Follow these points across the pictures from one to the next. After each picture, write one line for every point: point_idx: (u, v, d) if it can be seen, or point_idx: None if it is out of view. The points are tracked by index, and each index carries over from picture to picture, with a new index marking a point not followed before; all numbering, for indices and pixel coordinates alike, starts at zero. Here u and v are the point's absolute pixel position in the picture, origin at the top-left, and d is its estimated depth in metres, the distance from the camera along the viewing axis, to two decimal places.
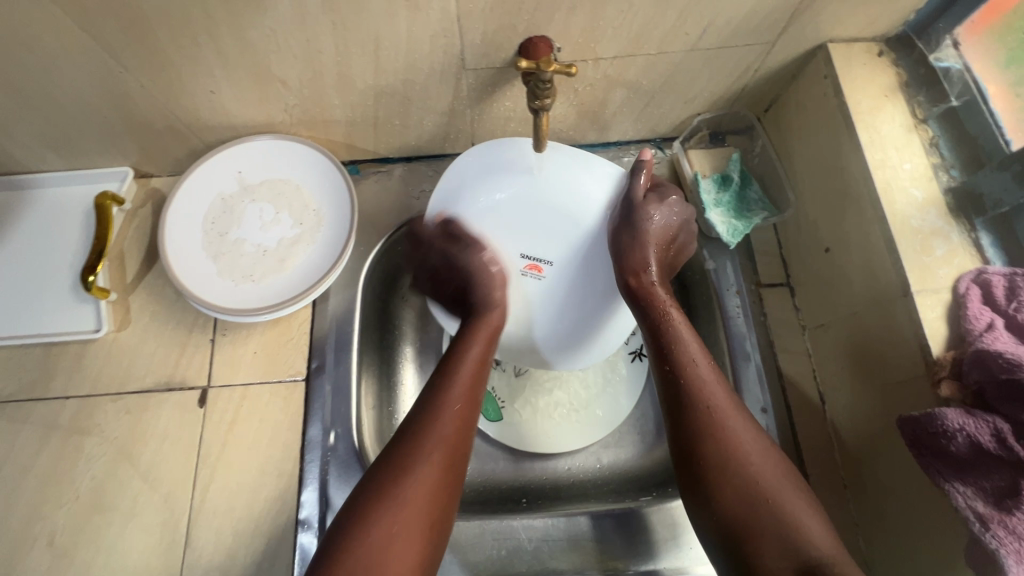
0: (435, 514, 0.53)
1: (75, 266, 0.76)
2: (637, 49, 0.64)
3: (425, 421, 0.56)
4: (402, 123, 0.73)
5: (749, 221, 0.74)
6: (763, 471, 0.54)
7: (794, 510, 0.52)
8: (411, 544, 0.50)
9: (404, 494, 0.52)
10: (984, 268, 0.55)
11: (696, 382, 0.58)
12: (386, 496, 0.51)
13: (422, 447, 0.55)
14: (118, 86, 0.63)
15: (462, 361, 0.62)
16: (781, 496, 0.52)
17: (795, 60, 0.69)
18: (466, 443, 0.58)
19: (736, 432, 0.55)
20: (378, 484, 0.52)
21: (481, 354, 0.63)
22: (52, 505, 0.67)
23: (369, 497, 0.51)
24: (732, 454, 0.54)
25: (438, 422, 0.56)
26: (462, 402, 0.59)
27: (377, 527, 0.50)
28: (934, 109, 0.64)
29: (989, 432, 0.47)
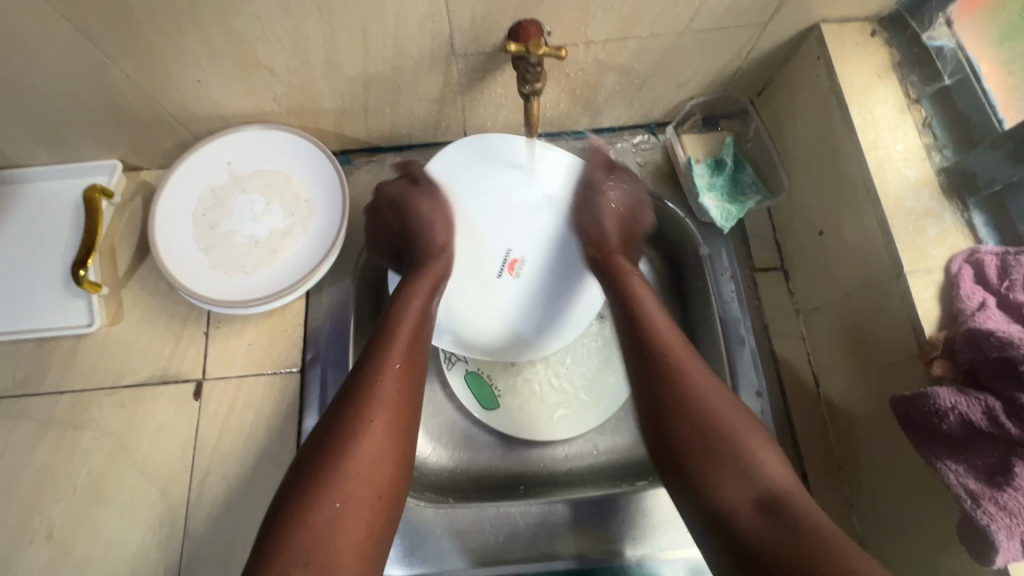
0: (390, 477, 0.51)
1: (66, 260, 0.75)
2: (629, 32, 0.63)
3: (366, 385, 0.54)
4: (392, 111, 0.73)
5: (743, 205, 0.74)
6: (719, 410, 0.54)
7: (735, 433, 0.53)
8: (360, 512, 0.48)
9: (352, 460, 0.49)
10: (977, 248, 0.55)
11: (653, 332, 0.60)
12: (327, 465, 0.49)
13: (365, 411, 0.52)
14: (103, 77, 0.62)
15: (401, 315, 0.60)
16: (744, 437, 0.53)
17: (787, 42, 0.68)
18: (415, 402, 0.56)
19: (688, 373, 0.57)
20: (321, 450, 0.50)
21: (420, 309, 0.62)
22: (49, 500, 0.67)
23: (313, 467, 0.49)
24: (687, 403, 0.55)
25: (378, 383, 0.54)
26: (405, 367, 0.57)
27: (318, 505, 0.47)
28: (927, 88, 0.64)
29: (981, 410, 0.48)
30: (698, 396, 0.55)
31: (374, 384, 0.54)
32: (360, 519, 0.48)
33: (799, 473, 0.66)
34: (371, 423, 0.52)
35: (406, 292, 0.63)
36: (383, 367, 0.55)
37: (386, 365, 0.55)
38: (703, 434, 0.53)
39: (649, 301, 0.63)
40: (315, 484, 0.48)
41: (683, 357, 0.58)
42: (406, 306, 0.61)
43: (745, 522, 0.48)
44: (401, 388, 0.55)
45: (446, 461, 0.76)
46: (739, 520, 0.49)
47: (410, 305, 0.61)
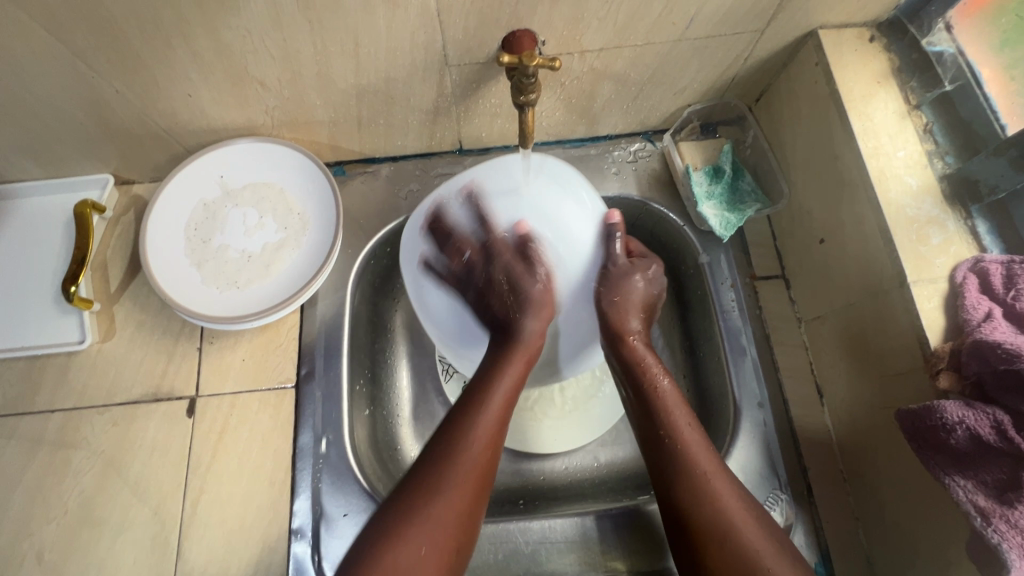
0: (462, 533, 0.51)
1: (58, 277, 0.74)
2: (624, 41, 0.62)
3: (446, 445, 0.55)
4: (386, 122, 0.72)
5: (743, 213, 0.73)
6: (705, 472, 0.55)
7: (717, 501, 0.53)
8: (431, 565, 0.49)
9: (427, 515, 0.50)
10: (981, 257, 0.54)
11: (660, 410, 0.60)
12: (404, 521, 0.50)
13: (444, 466, 0.53)
14: (92, 92, 0.62)
15: (498, 383, 0.60)
16: (721, 500, 0.53)
17: (785, 48, 0.67)
18: (494, 464, 0.56)
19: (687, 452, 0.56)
20: (402, 505, 0.51)
21: (515, 381, 0.61)
22: (40, 522, 0.65)
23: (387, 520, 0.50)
24: (677, 460, 0.56)
25: (467, 442, 0.55)
26: (491, 436, 0.57)
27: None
28: (927, 94, 0.63)
29: (989, 424, 0.46)
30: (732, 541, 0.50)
31: (460, 444, 0.55)
32: None
33: (804, 486, 0.65)
34: (451, 479, 0.52)
35: (495, 365, 0.62)
36: (473, 428, 0.56)
37: (473, 442, 0.55)
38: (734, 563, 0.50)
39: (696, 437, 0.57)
40: (393, 537, 0.49)
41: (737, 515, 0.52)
42: (501, 379, 0.61)
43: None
44: (482, 474, 0.55)
45: None
46: None
47: (508, 373, 0.61)
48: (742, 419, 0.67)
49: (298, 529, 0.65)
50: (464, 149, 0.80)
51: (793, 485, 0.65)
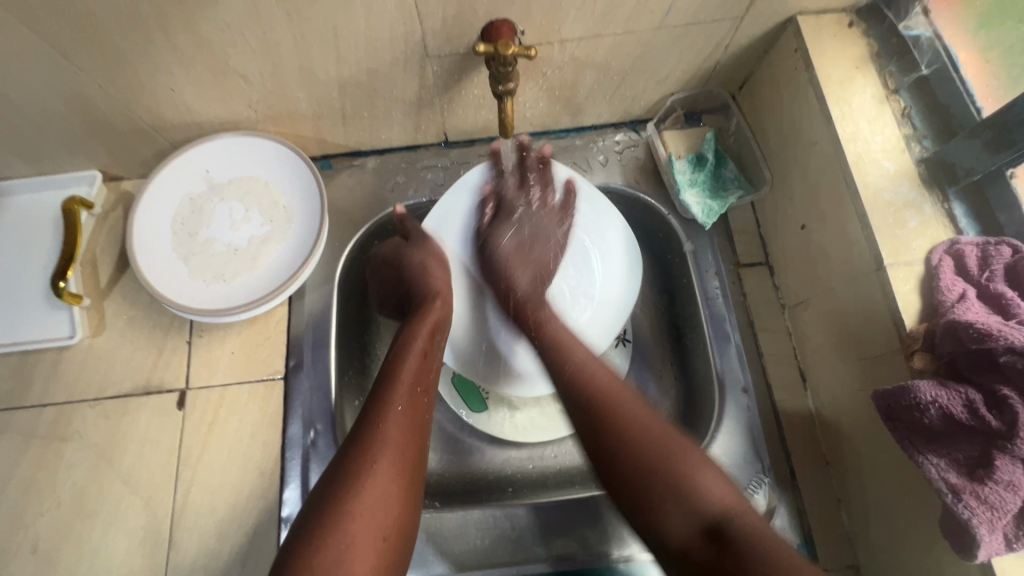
0: (395, 519, 0.52)
1: (47, 272, 0.75)
2: (603, 30, 0.62)
3: (370, 430, 0.55)
4: (370, 115, 0.72)
5: (725, 200, 0.74)
6: (660, 437, 0.53)
7: (688, 459, 0.52)
8: (368, 555, 0.49)
9: (358, 507, 0.50)
10: (957, 239, 0.55)
11: (580, 382, 0.58)
12: (337, 509, 0.50)
13: (369, 457, 0.53)
14: (75, 87, 0.62)
15: (406, 357, 0.62)
16: (687, 457, 0.52)
17: (765, 35, 0.68)
18: (418, 447, 0.57)
19: (630, 412, 0.55)
20: (333, 498, 0.51)
21: (422, 351, 0.63)
22: (34, 513, 0.66)
23: (320, 516, 0.50)
24: (626, 431, 0.54)
25: (384, 429, 0.55)
26: (409, 402, 0.58)
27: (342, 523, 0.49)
28: (905, 79, 0.63)
29: (961, 403, 0.47)
30: (633, 439, 0.53)
31: (377, 434, 0.55)
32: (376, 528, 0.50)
33: (786, 469, 0.66)
34: (377, 470, 0.53)
35: (401, 347, 0.63)
36: (387, 413, 0.56)
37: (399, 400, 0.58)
38: (630, 472, 0.52)
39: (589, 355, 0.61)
40: (326, 525, 0.49)
41: (617, 393, 0.57)
42: (411, 345, 0.63)
43: (713, 535, 0.48)
44: (410, 427, 0.57)
45: (434, 464, 0.75)
46: (689, 550, 0.49)
47: (414, 351, 0.62)
48: (726, 404, 0.68)
49: (288, 517, 0.66)
50: (450, 141, 0.81)
51: (775, 468, 0.66)
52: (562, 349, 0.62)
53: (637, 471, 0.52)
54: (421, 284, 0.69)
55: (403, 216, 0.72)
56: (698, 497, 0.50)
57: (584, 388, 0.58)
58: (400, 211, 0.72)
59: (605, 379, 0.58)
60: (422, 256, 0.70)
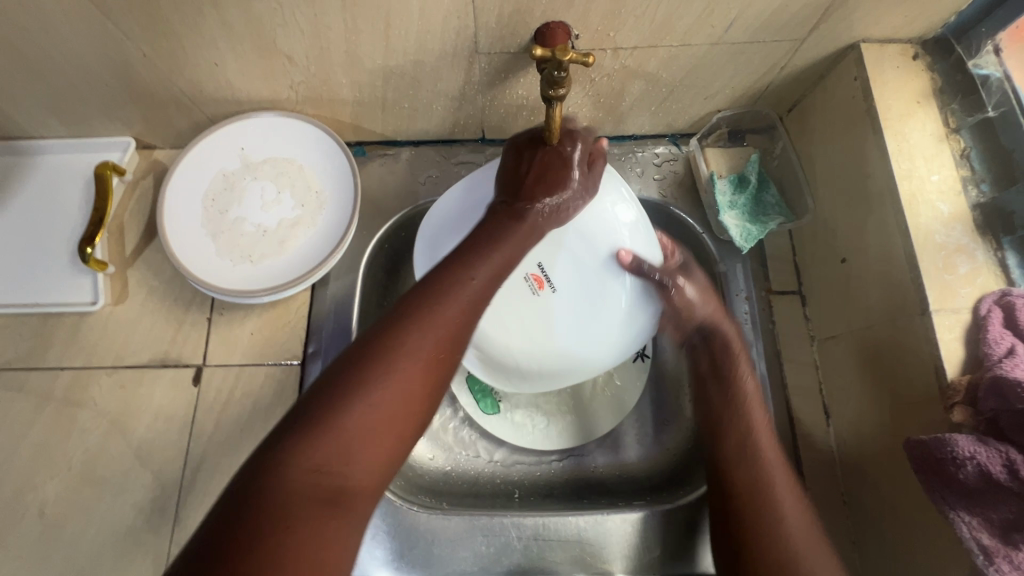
0: (426, 384, 0.43)
1: (73, 236, 0.75)
2: (659, 41, 0.61)
3: (423, 299, 0.45)
4: (411, 106, 0.71)
5: (764, 226, 0.72)
6: (774, 468, 0.58)
7: (788, 516, 0.54)
8: (384, 442, 0.41)
9: (387, 384, 0.42)
10: (1008, 290, 0.53)
11: (734, 397, 0.64)
12: (359, 375, 0.41)
13: (409, 333, 0.43)
14: (120, 54, 0.61)
15: (479, 249, 0.51)
16: (776, 489, 0.56)
17: (824, 59, 0.66)
18: (463, 344, 0.47)
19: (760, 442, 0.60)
20: (359, 359, 0.42)
21: (502, 263, 0.51)
22: (44, 476, 0.67)
23: (347, 377, 0.41)
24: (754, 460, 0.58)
25: (435, 308, 0.45)
26: (478, 288, 0.48)
27: (360, 399, 0.41)
28: (967, 118, 0.61)
29: (1001, 463, 0.46)
30: (762, 451, 0.59)
31: (427, 320, 0.44)
32: (394, 409, 0.42)
33: None
34: (410, 354, 0.43)
35: (490, 242, 0.52)
36: (447, 293, 0.46)
37: (461, 287, 0.47)
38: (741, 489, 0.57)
39: (753, 375, 0.65)
40: (349, 389, 0.41)
41: (760, 425, 0.61)
42: (488, 249, 0.51)
43: None
44: (463, 321, 0.46)
45: (443, 463, 0.75)
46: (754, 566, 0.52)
47: (488, 240, 0.52)
48: None
49: None
50: (487, 139, 0.79)
51: None
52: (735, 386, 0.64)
53: (753, 488, 0.56)
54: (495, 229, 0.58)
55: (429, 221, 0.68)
56: (784, 530, 0.53)
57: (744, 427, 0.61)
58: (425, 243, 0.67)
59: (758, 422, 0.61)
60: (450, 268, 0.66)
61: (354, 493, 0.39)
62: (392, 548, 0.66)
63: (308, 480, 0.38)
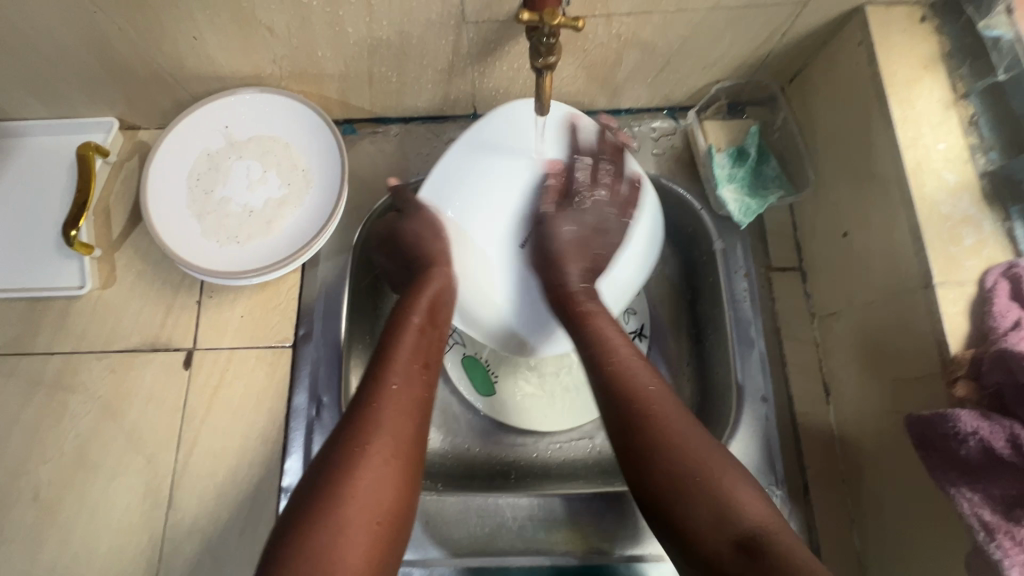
0: (393, 489, 0.49)
1: (59, 220, 0.74)
2: (654, 6, 0.58)
3: (368, 399, 0.53)
4: (399, 80, 0.69)
5: (764, 200, 0.70)
6: (646, 382, 0.55)
7: (727, 480, 0.48)
8: (361, 540, 0.46)
9: (351, 488, 0.48)
10: (1016, 261, 0.51)
11: (617, 364, 0.56)
12: (326, 495, 0.47)
13: (363, 436, 0.50)
14: (94, 28, 0.59)
15: (404, 337, 0.58)
16: (709, 462, 0.49)
17: (826, 25, 0.63)
18: (418, 440, 0.54)
19: (653, 404, 0.53)
20: (318, 480, 0.48)
21: (419, 326, 0.60)
22: (37, 460, 0.66)
23: (316, 492, 0.48)
24: (661, 424, 0.52)
25: (377, 409, 0.52)
26: (404, 385, 0.55)
27: (332, 517, 0.46)
28: (976, 83, 0.58)
29: (1004, 438, 0.44)
30: (671, 448, 0.50)
31: (376, 418, 0.52)
32: (365, 518, 0.47)
33: (800, 484, 0.64)
34: (369, 454, 0.50)
35: (399, 325, 0.60)
36: (384, 386, 0.54)
37: (392, 379, 0.55)
38: (673, 482, 0.49)
39: (615, 333, 0.60)
40: (317, 508, 0.46)
41: (670, 412, 0.53)
42: (408, 326, 0.59)
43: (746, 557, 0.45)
44: (409, 412, 0.54)
45: (439, 445, 0.74)
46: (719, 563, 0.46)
47: (410, 326, 0.59)
48: (744, 410, 0.66)
49: (288, 487, 0.65)
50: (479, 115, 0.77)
51: (789, 482, 0.64)
52: (605, 353, 0.58)
53: (679, 480, 0.49)
54: (417, 250, 0.65)
55: (397, 189, 0.67)
56: (731, 502, 0.47)
57: (629, 385, 0.54)
58: (396, 187, 0.67)
59: (619, 347, 0.58)
60: (417, 224, 0.65)
61: None
62: None
63: None
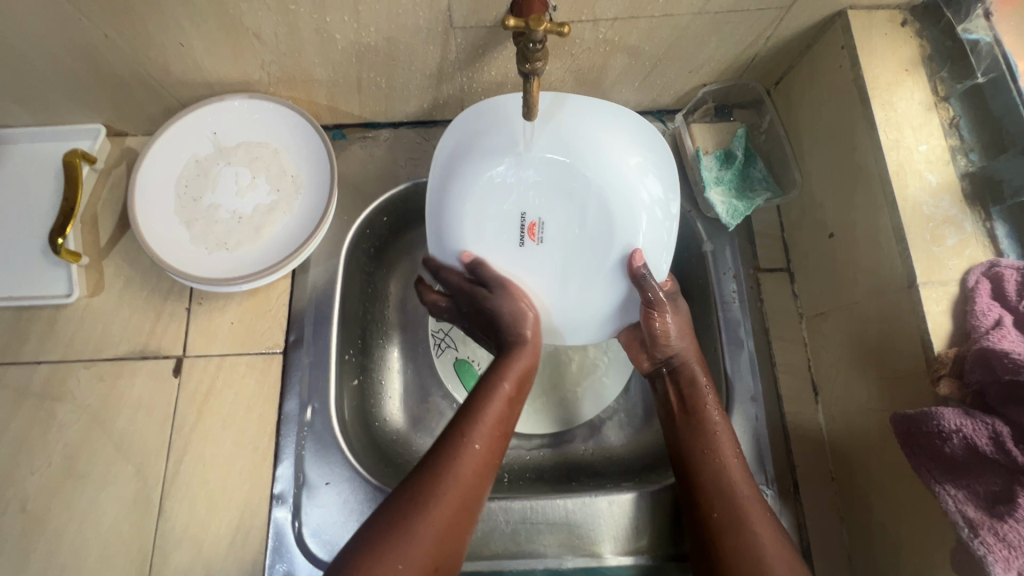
0: (440, 546, 0.48)
1: (45, 227, 0.73)
2: (640, 11, 0.58)
3: (447, 457, 0.52)
4: (388, 85, 0.69)
5: (751, 202, 0.71)
6: (745, 491, 0.56)
7: None
8: None
9: (403, 540, 0.47)
10: (997, 261, 0.52)
11: (723, 482, 0.57)
12: (380, 541, 0.47)
13: (427, 490, 0.50)
14: (79, 35, 0.59)
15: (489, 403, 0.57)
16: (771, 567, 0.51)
17: (810, 29, 0.64)
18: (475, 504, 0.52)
19: (745, 509, 0.55)
20: (377, 525, 0.48)
21: (508, 395, 0.58)
22: (25, 471, 0.66)
23: (371, 535, 0.48)
24: (753, 545, 0.52)
25: (450, 469, 0.52)
26: (479, 451, 0.54)
27: (380, 563, 0.46)
28: (956, 86, 0.59)
29: (987, 435, 0.45)
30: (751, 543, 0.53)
31: (446, 474, 0.51)
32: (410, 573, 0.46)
33: (790, 483, 0.64)
34: (428, 509, 0.49)
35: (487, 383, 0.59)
36: (467, 447, 0.53)
37: (468, 442, 0.54)
38: None
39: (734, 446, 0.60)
40: (368, 553, 0.46)
41: (757, 515, 0.54)
42: (496, 390, 0.58)
43: None
44: (475, 478, 0.52)
45: None
46: None
47: (499, 393, 0.58)
48: (734, 410, 0.66)
49: (280, 494, 0.65)
50: None
51: (779, 481, 0.64)
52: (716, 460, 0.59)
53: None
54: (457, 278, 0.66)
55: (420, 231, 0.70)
56: None
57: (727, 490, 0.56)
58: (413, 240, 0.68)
59: (732, 472, 0.58)
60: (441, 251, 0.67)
61: None
62: None
63: None
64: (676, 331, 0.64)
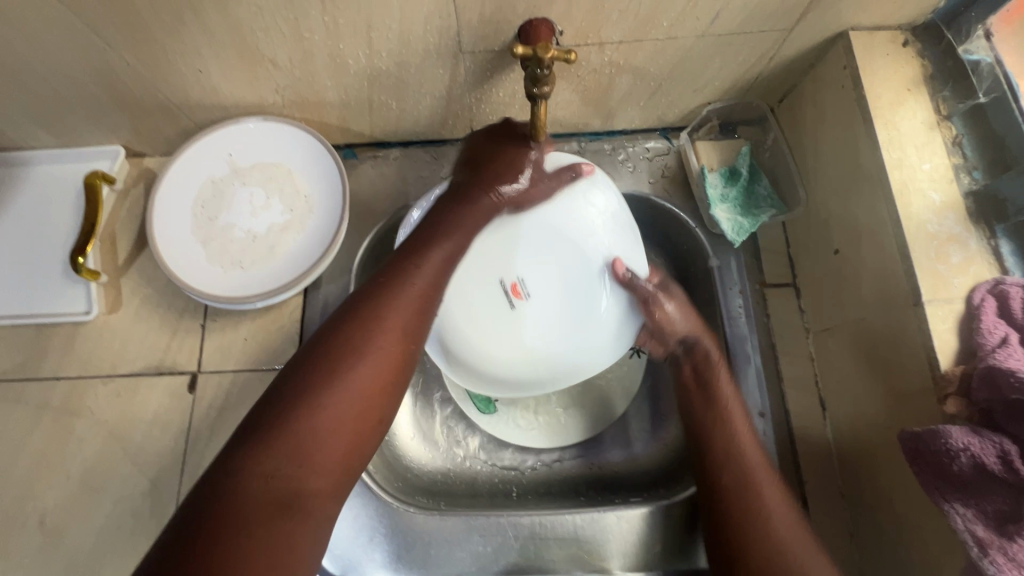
0: (372, 404, 0.46)
1: (65, 246, 0.75)
2: (644, 35, 0.60)
3: (368, 317, 0.48)
4: (398, 107, 0.71)
5: (756, 219, 0.71)
6: (755, 463, 0.58)
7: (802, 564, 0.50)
8: (341, 439, 0.44)
9: (333, 397, 0.45)
10: (1002, 279, 0.52)
11: (741, 468, 0.58)
12: (308, 390, 0.44)
13: (361, 341, 0.47)
14: (103, 63, 0.61)
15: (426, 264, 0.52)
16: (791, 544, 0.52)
17: (812, 49, 0.65)
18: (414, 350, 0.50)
19: (755, 486, 0.56)
20: (303, 381, 0.45)
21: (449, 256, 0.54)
22: (44, 484, 0.67)
23: (299, 388, 0.45)
24: (764, 521, 0.54)
25: (382, 319, 0.48)
26: (416, 296, 0.51)
27: (312, 417, 0.43)
28: (959, 105, 0.60)
29: (995, 454, 0.46)
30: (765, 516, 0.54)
31: (377, 322, 0.48)
32: (345, 425, 0.45)
33: (799, 498, 0.64)
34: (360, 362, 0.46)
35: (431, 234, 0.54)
36: (389, 304, 0.49)
37: (402, 298, 0.50)
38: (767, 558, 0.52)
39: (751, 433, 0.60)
40: (297, 407, 0.44)
41: (768, 494, 0.56)
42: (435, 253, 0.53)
43: None
44: (410, 327, 0.50)
45: (440, 463, 0.74)
46: None
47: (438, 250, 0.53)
48: None
49: None
50: None
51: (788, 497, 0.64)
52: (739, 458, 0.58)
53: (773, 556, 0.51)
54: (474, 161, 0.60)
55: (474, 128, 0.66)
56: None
57: (741, 471, 0.57)
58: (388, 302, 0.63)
59: (747, 452, 0.59)
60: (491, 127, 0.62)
61: (314, 500, 0.42)
62: (390, 550, 0.66)
63: (264, 486, 0.41)
64: (680, 316, 0.63)
